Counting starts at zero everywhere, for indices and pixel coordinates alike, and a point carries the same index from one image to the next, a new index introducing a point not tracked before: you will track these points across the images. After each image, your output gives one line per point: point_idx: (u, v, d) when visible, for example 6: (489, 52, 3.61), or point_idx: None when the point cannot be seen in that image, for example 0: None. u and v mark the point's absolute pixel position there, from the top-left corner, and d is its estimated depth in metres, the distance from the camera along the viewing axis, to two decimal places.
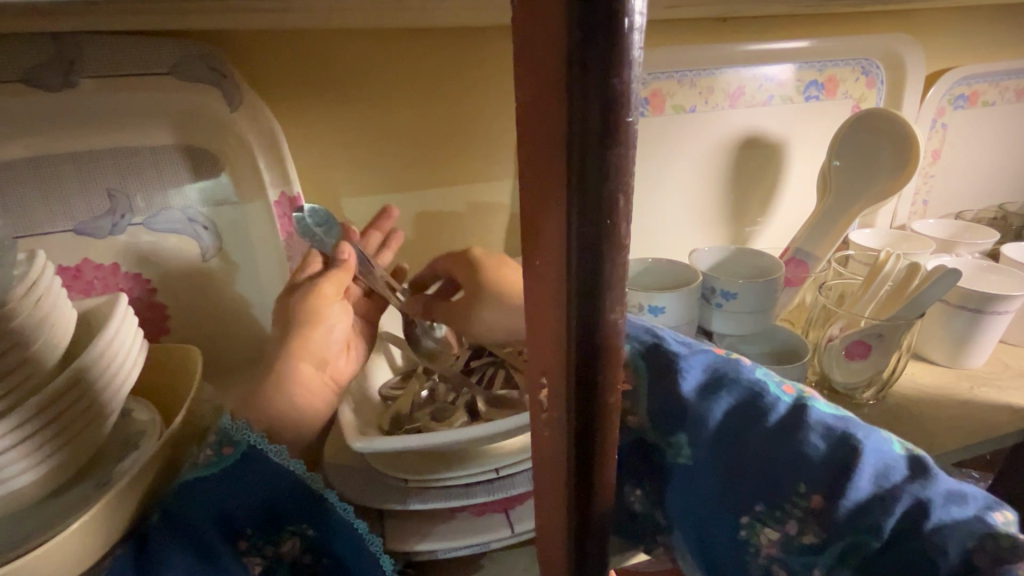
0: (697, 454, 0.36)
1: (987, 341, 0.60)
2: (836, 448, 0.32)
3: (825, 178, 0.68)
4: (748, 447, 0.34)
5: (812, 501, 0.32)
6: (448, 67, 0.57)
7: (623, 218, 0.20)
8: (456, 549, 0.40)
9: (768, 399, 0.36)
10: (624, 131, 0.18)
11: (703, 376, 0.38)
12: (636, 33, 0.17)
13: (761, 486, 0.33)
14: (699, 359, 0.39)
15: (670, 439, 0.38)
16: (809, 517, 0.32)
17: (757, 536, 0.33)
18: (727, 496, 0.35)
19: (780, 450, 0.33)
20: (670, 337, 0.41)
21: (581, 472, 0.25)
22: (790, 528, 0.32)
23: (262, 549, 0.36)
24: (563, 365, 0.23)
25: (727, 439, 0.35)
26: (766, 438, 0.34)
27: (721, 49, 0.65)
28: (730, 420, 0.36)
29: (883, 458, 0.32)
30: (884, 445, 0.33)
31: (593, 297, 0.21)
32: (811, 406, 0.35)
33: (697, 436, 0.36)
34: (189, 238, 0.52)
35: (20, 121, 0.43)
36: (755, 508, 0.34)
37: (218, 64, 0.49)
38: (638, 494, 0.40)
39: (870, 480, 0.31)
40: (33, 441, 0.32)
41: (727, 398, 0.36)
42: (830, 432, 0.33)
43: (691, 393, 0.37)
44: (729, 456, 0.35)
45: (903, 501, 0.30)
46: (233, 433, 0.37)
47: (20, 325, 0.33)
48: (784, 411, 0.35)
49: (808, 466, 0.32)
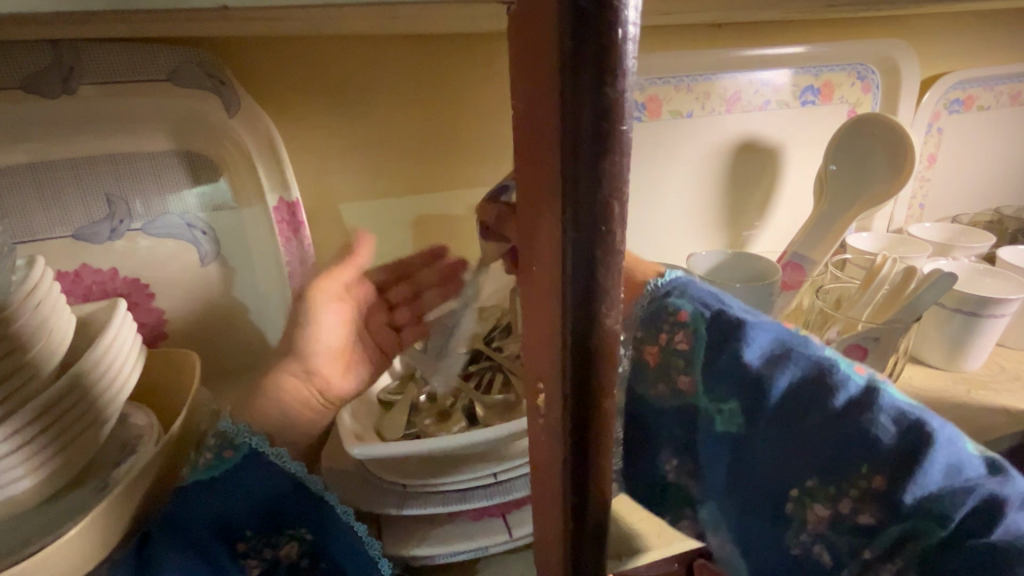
0: (750, 424, 0.37)
1: (983, 345, 0.61)
2: (910, 435, 0.33)
3: (821, 181, 0.69)
4: (809, 422, 0.35)
5: (873, 483, 0.33)
6: (448, 74, 0.58)
7: (617, 224, 0.20)
8: (453, 554, 0.40)
9: (839, 377, 0.36)
10: (616, 140, 0.18)
11: (769, 346, 0.38)
12: (629, 44, 0.17)
13: (819, 462, 0.34)
14: (767, 328, 0.39)
15: (722, 405, 0.38)
16: (868, 497, 0.33)
17: (804, 510, 0.35)
18: (782, 470, 0.36)
19: (843, 430, 0.34)
20: (735, 303, 0.40)
21: (579, 468, 0.25)
22: (844, 506, 0.33)
23: (261, 552, 0.37)
24: (570, 366, 0.22)
25: (789, 413, 0.36)
26: (830, 415, 0.35)
27: (717, 55, 0.65)
28: (794, 395, 0.36)
29: (957, 453, 0.32)
30: (956, 439, 0.33)
31: (592, 300, 0.21)
32: (883, 390, 0.35)
33: (755, 406, 0.37)
34: (187, 243, 0.52)
35: (22, 128, 0.44)
36: (807, 482, 0.35)
37: (216, 71, 0.49)
38: (673, 463, 0.41)
39: (942, 472, 0.32)
40: (32, 447, 0.32)
41: (792, 371, 0.37)
42: (903, 417, 0.33)
43: (756, 362, 0.37)
44: (789, 430, 0.35)
45: (974, 495, 0.31)
46: (233, 434, 0.36)
47: (19, 330, 0.33)
48: (855, 390, 0.35)
49: (877, 448, 0.33)
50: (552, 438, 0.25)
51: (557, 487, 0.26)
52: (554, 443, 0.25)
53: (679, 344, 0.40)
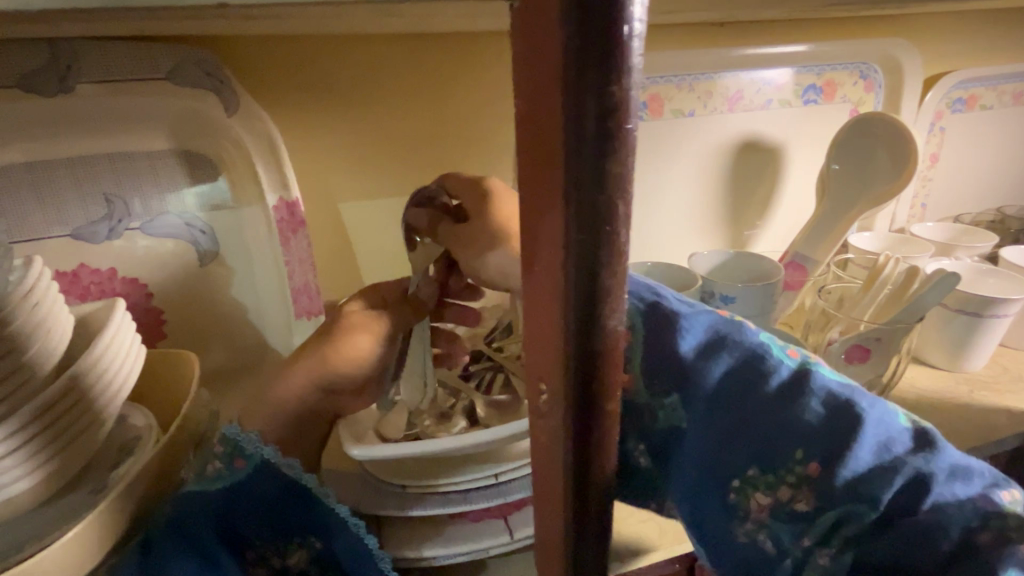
0: (691, 415, 0.35)
1: (986, 345, 0.60)
2: (840, 416, 0.31)
3: (823, 181, 0.68)
4: (744, 410, 0.33)
5: (808, 468, 0.31)
6: (448, 73, 0.58)
7: (622, 224, 0.19)
8: (457, 555, 0.40)
9: (772, 363, 0.34)
10: (622, 139, 0.18)
11: (703, 337, 0.37)
12: (635, 40, 0.17)
13: (755, 450, 0.32)
14: (701, 318, 0.38)
15: (664, 399, 0.36)
16: (805, 483, 0.31)
17: (746, 500, 0.33)
18: (719, 460, 0.33)
19: (777, 416, 0.32)
20: (669, 295, 0.40)
21: (581, 469, 0.25)
22: (783, 494, 0.32)
23: (269, 560, 0.37)
24: (571, 368, 0.22)
25: (726, 401, 0.34)
26: (764, 402, 0.33)
27: (718, 53, 0.65)
28: (728, 384, 0.34)
29: (886, 429, 0.31)
30: (887, 415, 0.32)
31: (594, 301, 0.21)
32: (816, 372, 0.34)
33: (692, 397, 0.35)
34: (186, 243, 0.52)
35: (18, 127, 0.43)
36: (748, 472, 0.33)
37: (214, 69, 0.48)
38: (643, 450, 0.38)
39: (872, 451, 0.30)
40: (30, 449, 0.32)
41: (726, 360, 0.35)
42: (833, 400, 0.32)
43: (691, 353, 0.36)
44: (725, 418, 0.34)
45: (903, 472, 0.29)
46: (244, 445, 0.36)
47: (16, 331, 0.32)
48: (786, 376, 0.34)
49: (808, 432, 0.31)
50: (554, 442, 0.25)
51: (559, 490, 0.26)
52: (554, 449, 0.25)
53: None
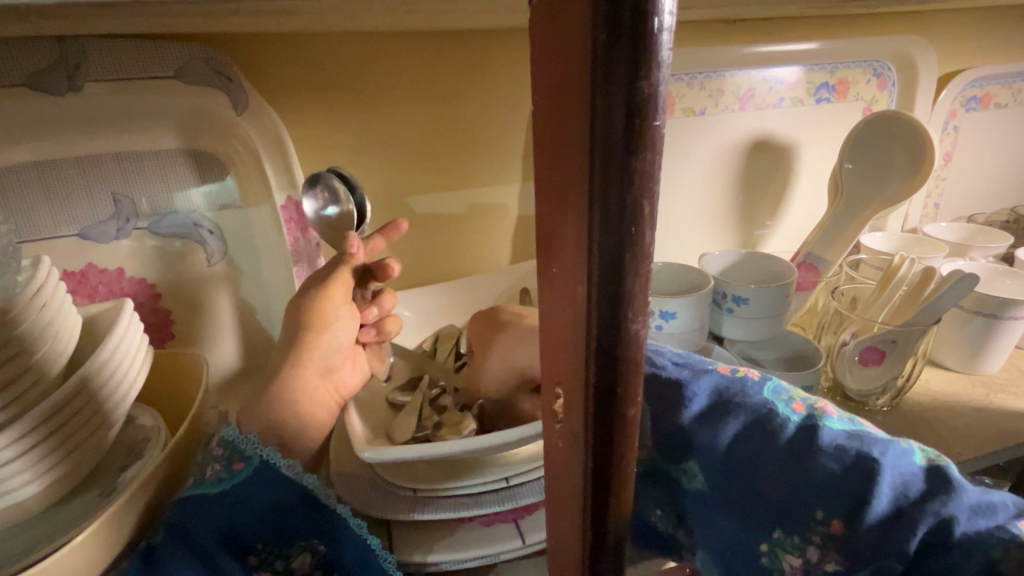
0: (709, 480, 0.34)
1: (1002, 348, 0.59)
2: (854, 470, 0.30)
3: (836, 180, 0.68)
4: (759, 471, 0.32)
5: (831, 527, 0.30)
6: (458, 71, 0.57)
7: (647, 225, 0.19)
8: (466, 560, 0.39)
9: (778, 420, 0.34)
10: (648, 136, 0.17)
11: (708, 401, 0.36)
12: (664, 34, 0.16)
13: (777, 511, 0.31)
14: (705, 382, 0.37)
15: (681, 465, 0.35)
16: (829, 542, 0.30)
17: (779, 562, 0.31)
18: (744, 523, 0.32)
19: (791, 476, 0.31)
20: (668, 360, 0.39)
21: (599, 477, 0.24)
22: (811, 555, 0.30)
23: (272, 564, 0.36)
24: (592, 374, 0.21)
25: (741, 464, 0.33)
26: (777, 462, 0.32)
27: (729, 51, 0.64)
28: (740, 447, 0.33)
29: (901, 473, 0.30)
30: (904, 457, 0.31)
31: (617, 305, 0.20)
32: (824, 426, 0.33)
33: (705, 462, 0.34)
34: (194, 242, 0.51)
35: (27, 125, 0.43)
36: (773, 534, 0.31)
37: (223, 67, 0.48)
38: (659, 514, 0.37)
39: (889, 499, 0.29)
40: (37, 451, 0.31)
41: (734, 422, 0.34)
42: (845, 452, 0.31)
43: (698, 420, 0.35)
44: (741, 482, 0.33)
45: (925, 520, 0.28)
46: (242, 446, 0.37)
47: (25, 332, 0.32)
48: (794, 432, 0.33)
49: (823, 488, 0.30)
50: (573, 446, 0.24)
51: (577, 495, 0.25)
52: (572, 458, 0.24)
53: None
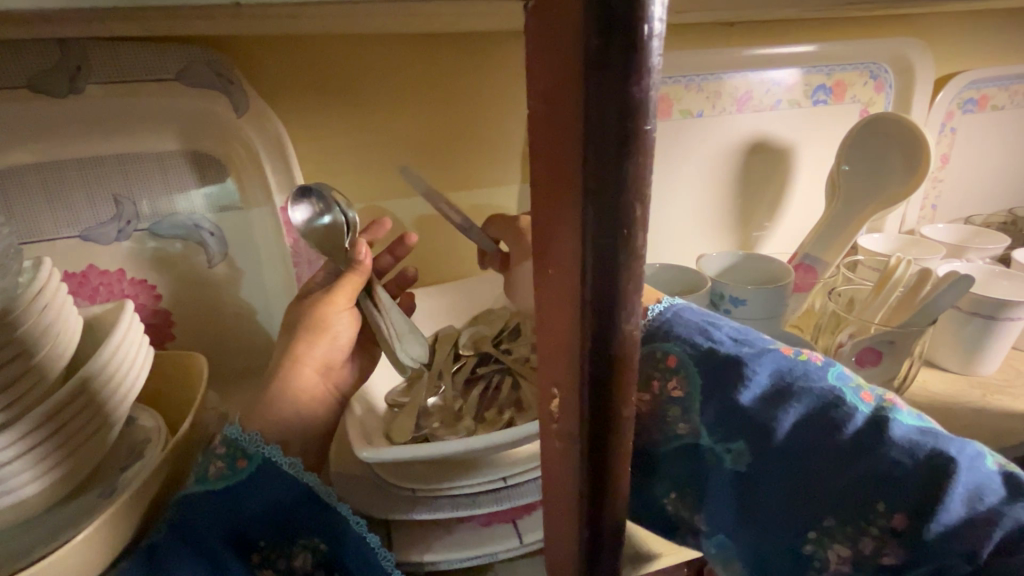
0: (761, 463, 0.34)
1: (999, 349, 0.60)
2: (926, 468, 0.30)
3: (833, 182, 0.68)
4: (818, 458, 0.33)
5: (893, 520, 0.30)
6: (457, 74, 0.57)
7: (639, 227, 0.19)
8: (465, 559, 0.40)
9: (845, 409, 0.34)
10: (640, 140, 0.18)
11: (768, 385, 0.36)
12: (655, 40, 0.17)
13: (834, 499, 0.32)
14: (767, 363, 0.37)
15: (728, 446, 0.35)
16: (888, 535, 0.30)
17: (824, 551, 0.31)
18: (795, 507, 0.33)
19: (855, 467, 0.32)
20: (726, 338, 0.39)
21: (594, 477, 0.24)
22: (864, 546, 0.30)
23: (275, 562, 0.36)
24: (587, 374, 0.22)
25: (800, 448, 0.33)
26: (840, 450, 0.32)
27: (727, 54, 0.64)
28: (800, 433, 0.34)
29: (976, 475, 0.29)
30: (977, 461, 0.30)
31: (611, 306, 0.20)
32: (895, 420, 0.33)
33: (762, 448, 0.34)
34: (194, 244, 0.52)
35: (29, 128, 0.44)
36: (824, 520, 0.32)
37: (223, 69, 0.48)
38: (671, 497, 0.38)
39: (963, 502, 0.29)
40: (39, 451, 0.32)
41: (796, 409, 0.34)
42: (918, 448, 0.31)
43: (756, 403, 0.35)
44: (797, 467, 0.33)
45: (1003, 523, 0.27)
46: (246, 444, 0.38)
47: (26, 333, 0.32)
48: (862, 422, 0.33)
49: (889, 483, 0.30)
50: (569, 447, 0.24)
51: (572, 495, 0.25)
52: (568, 457, 0.24)
53: (673, 392, 0.38)
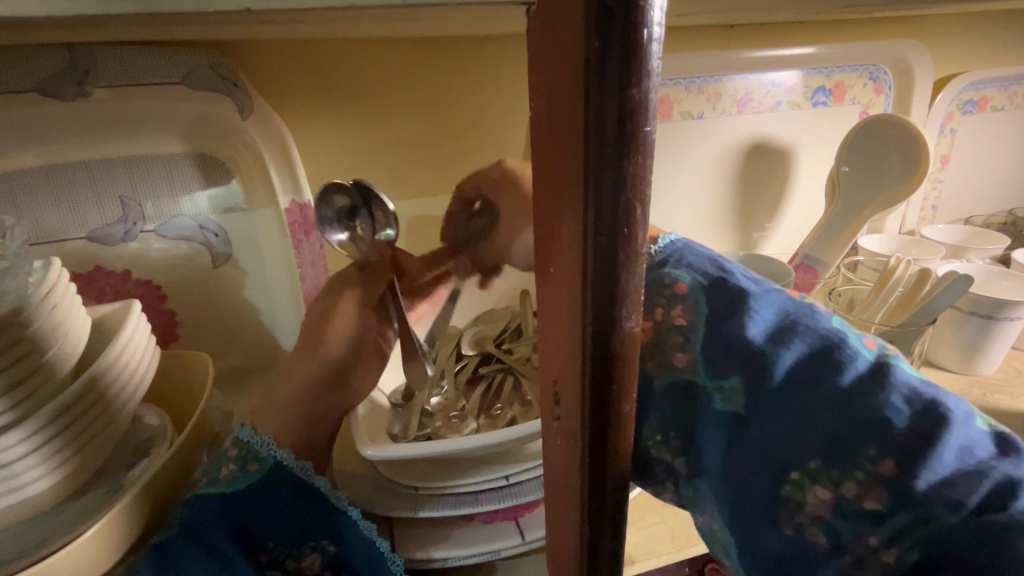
0: (752, 400, 0.31)
1: (999, 349, 0.60)
2: (924, 416, 0.28)
3: (834, 183, 0.69)
4: (817, 398, 0.29)
5: (883, 467, 0.27)
6: (458, 76, 0.58)
7: (639, 226, 0.19)
8: (468, 556, 0.40)
9: (848, 352, 0.31)
10: (640, 141, 0.18)
11: (773, 320, 0.33)
12: (654, 44, 0.17)
13: (825, 441, 0.29)
14: (771, 300, 0.34)
15: (721, 382, 0.32)
16: (875, 481, 0.27)
17: (803, 492, 0.29)
18: (782, 448, 0.30)
19: (854, 409, 0.29)
20: (736, 269, 0.36)
21: (594, 474, 0.25)
22: (847, 490, 0.28)
23: (283, 564, 0.36)
24: (589, 370, 0.22)
25: (797, 387, 0.30)
26: (840, 391, 0.29)
27: (727, 57, 0.65)
28: (800, 372, 0.30)
29: (969, 432, 0.28)
30: (968, 417, 0.28)
31: (612, 304, 0.21)
32: (897, 367, 0.30)
33: (757, 383, 0.31)
34: (199, 245, 0.52)
35: (37, 130, 0.44)
36: (810, 462, 0.29)
37: (228, 73, 0.49)
38: (658, 440, 0.34)
39: (955, 454, 0.27)
40: (48, 448, 0.32)
41: (798, 346, 0.31)
42: (917, 395, 0.28)
43: (760, 336, 0.32)
44: (794, 404, 0.30)
45: (990, 478, 0.26)
46: (257, 446, 0.39)
47: (37, 332, 0.33)
48: (865, 367, 0.30)
49: (885, 428, 0.28)
50: (571, 444, 0.25)
51: (574, 491, 0.26)
52: (570, 452, 0.25)
53: (677, 319, 0.35)
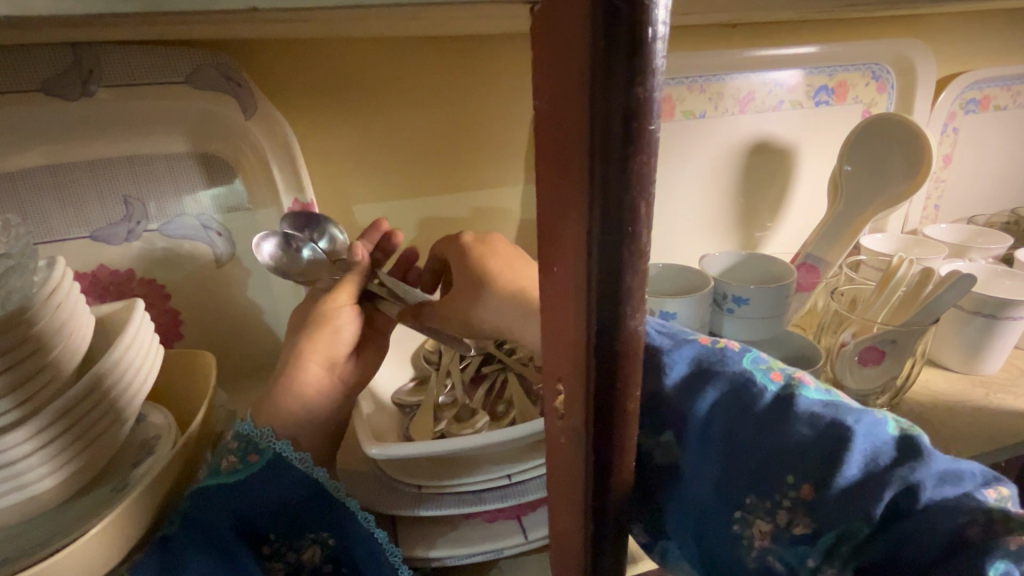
0: (684, 451, 0.32)
1: (1002, 349, 0.60)
2: (824, 437, 0.28)
3: (835, 183, 0.68)
4: (736, 437, 0.30)
5: (801, 492, 0.28)
6: (461, 75, 0.58)
7: (644, 224, 0.20)
8: (469, 555, 0.40)
9: (755, 388, 0.31)
10: (645, 139, 0.18)
11: (688, 369, 0.33)
12: (659, 42, 0.17)
13: (749, 476, 0.29)
14: (684, 350, 0.34)
15: (657, 437, 0.33)
16: (799, 507, 0.28)
17: (748, 528, 0.29)
18: (716, 490, 0.30)
19: (766, 442, 0.29)
20: (651, 325, 0.37)
21: (600, 472, 0.25)
22: (780, 519, 0.28)
23: (285, 555, 0.37)
24: (587, 375, 0.22)
25: (717, 430, 0.31)
26: (753, 427, 0.30)
27: (730, 56, 0.65)
28: (717, 417, 0.31)
29: (872, 440, 0.28)
30: (872, 426, 0.29)
31: (616, 303, 0.21)
32: (800, 395, 0.31)
33: (683, 433, 0.32)
34: (202, 244, 0.52)
35: (41, 131, 0.44)
36: (744, 499, 0.29)
37: (232, 73, 0.49)
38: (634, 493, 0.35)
39: (860, 467, 0.27)
40: (53, 446, 0.32)
41: (712, 390, 0.32)
42: (819, 420, 0.29)
43: (675, 385, 0.33)
44: (717, 445, 0.30)
45: (892, 484, 0.26)
46: (257, 439, 0.38)
47: (42, 330, 0.33)
48: (771, 400, 0.30)
49: (794, 455, 0.28)
50: (574, 443, 0.25)
51: (578, 491, 0.26)
52: (574, 450, 0.25)
53: None
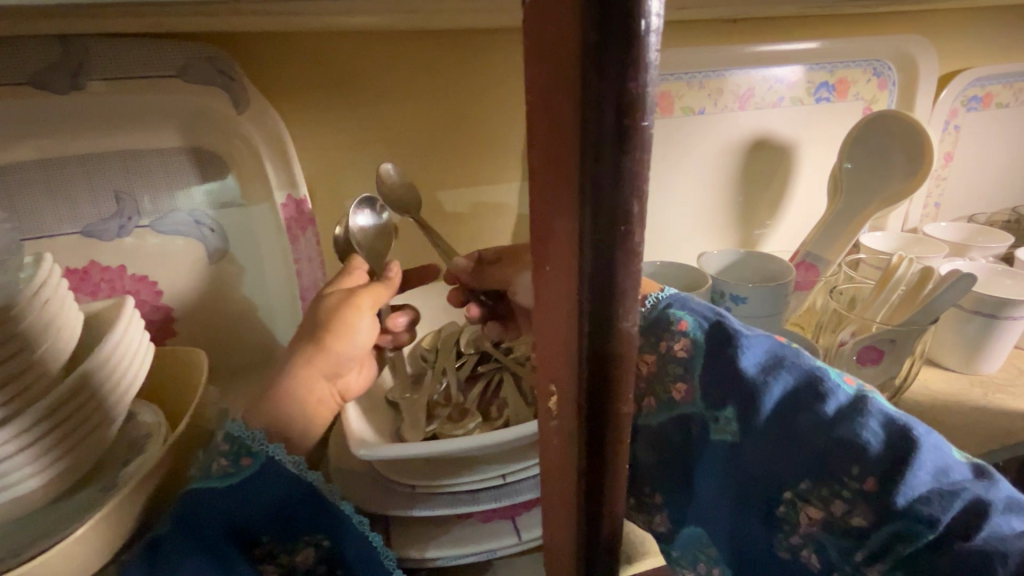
0: (744, 431, 0.34)
1: (1001, 349, 0.59)
2: (896, 440, 0.30)
3: (835, 179, 0.67)
4: (801, 425, 0.32)
5: (864, 484, 0.29)
6: (458, 71, 0.57)
7: (637, 223, 0.19)
8: (462, 556, 0.40)
9: (828, 385, 0.33)
10: (638, 137, 0.18)
11: (764, 356, 0.35)
12: (652, 35, 0.16)
13: (811, 462, 0.31)
14: (761, 340, 0.36)
15: (717, 413, 0.35)
16: (860, 499, 0.29)
17: (796, 512, 0.31)
18: (772, 470, 0.32)
19: (835, 435, 0.31)
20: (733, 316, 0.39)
21: (593, 472, 0.24)
22: (835, 508, 0.30)
23: (278, 557, 0.36)
24: (585, 375, 0.22)
25: (784, 415, 0.33)
26: (821, 418, 0.32)
27: (730, 51, 0.64)
28: (786, 403, 0.33)
29: (944, 457, 0.29)
30: (942, 445, 0.30)
31: (607, 303, 0.20)
32: (874, 399, 0.32)
33: (750, 413, 0.34)
34: (195, 240, 0.52)
35: (30, 123, 0.44)
36: (800, 483, 0.31)
37: (226, 67, 0.48)
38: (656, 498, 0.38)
39: (930, 478, 0.28)
40: (39, 446, 0.32)
41: (786, 379, 0.34)
42: (892, 421, 0.30)
43: (753, 368, 0.35)
44: (781, 429, 0.33)
45: (960, 499, 0.27)
46: (249, 442, 0.37)
47: (28, 328, 0.32)
48: (845, 399, 0.32)
49: (861, 451, 0.30)
50: (570, 443, 0.24)
51: (571, 492, 0.25)
52: (568, 451, 0.24)
53: (678, 353, 0.38)
